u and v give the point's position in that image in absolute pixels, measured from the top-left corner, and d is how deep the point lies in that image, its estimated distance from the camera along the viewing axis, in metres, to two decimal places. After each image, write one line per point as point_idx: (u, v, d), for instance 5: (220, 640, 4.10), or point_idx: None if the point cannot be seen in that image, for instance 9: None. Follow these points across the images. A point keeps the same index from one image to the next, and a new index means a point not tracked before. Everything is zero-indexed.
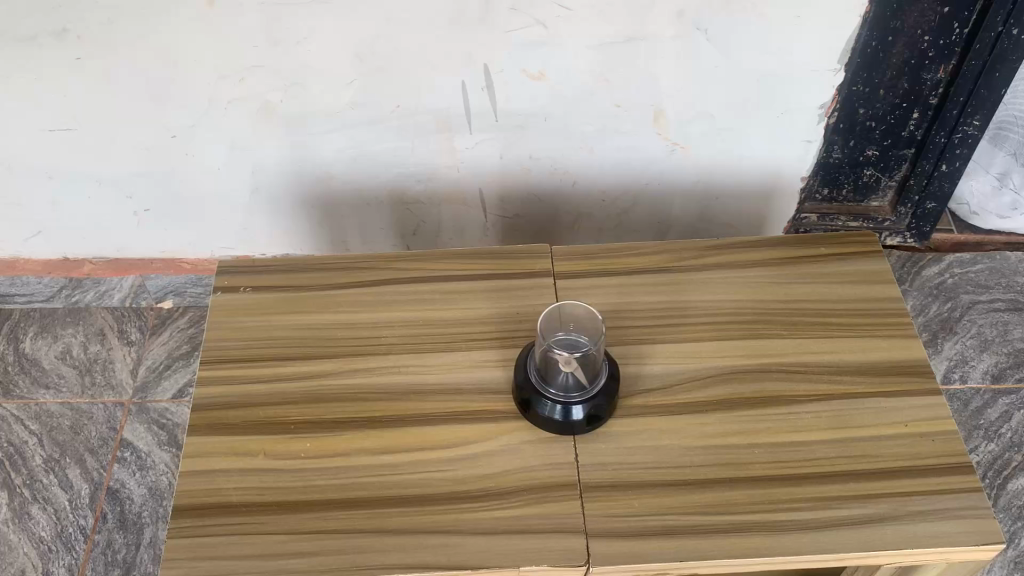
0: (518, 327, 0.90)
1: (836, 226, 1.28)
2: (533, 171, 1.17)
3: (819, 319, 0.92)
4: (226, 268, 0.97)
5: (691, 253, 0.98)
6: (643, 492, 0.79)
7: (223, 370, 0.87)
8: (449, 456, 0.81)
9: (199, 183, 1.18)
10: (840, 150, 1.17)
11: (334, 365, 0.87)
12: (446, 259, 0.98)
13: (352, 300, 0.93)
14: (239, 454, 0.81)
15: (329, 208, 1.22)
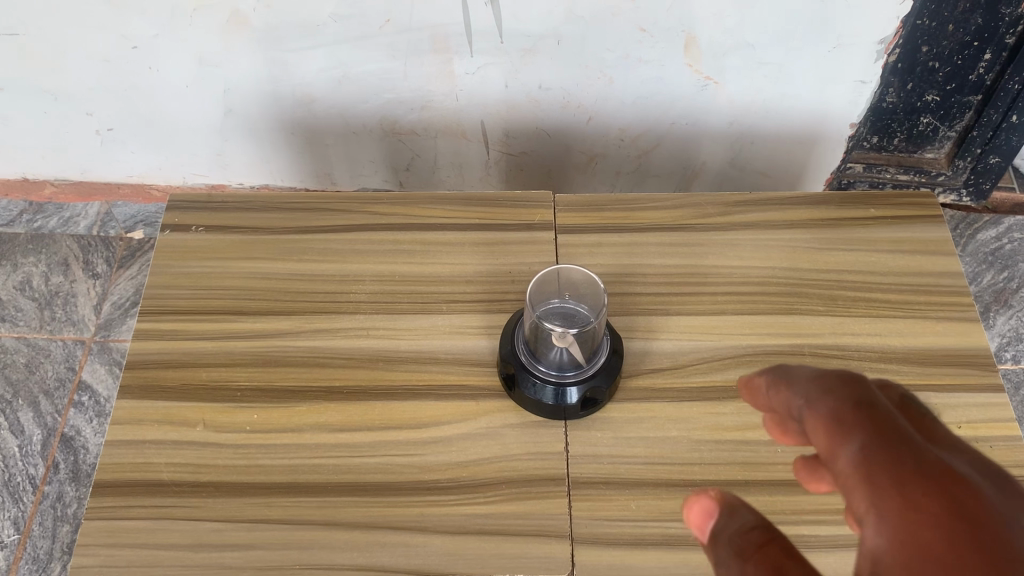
0: (510, 290, 0.78)
1: (882, 178, 1.13)
2: (541, 103, 1.02)
3: (863, 294, 0.78)
4: (177, 203, 0.84)
5: (716, 209, 0.84)
6: (642, 493, 0.67)
7: (163, 324, 0.75)
8: (417, 438, 0.69)
9: (167, 103, 1.05)
10: (897, 93, 1.01)
11: (292, 323, 0.75)
12: (431, 205, 0.85)
13: (318, 247, 0.81)
14: (174, 424, 0.70)
15: (312, 135, 1.09)
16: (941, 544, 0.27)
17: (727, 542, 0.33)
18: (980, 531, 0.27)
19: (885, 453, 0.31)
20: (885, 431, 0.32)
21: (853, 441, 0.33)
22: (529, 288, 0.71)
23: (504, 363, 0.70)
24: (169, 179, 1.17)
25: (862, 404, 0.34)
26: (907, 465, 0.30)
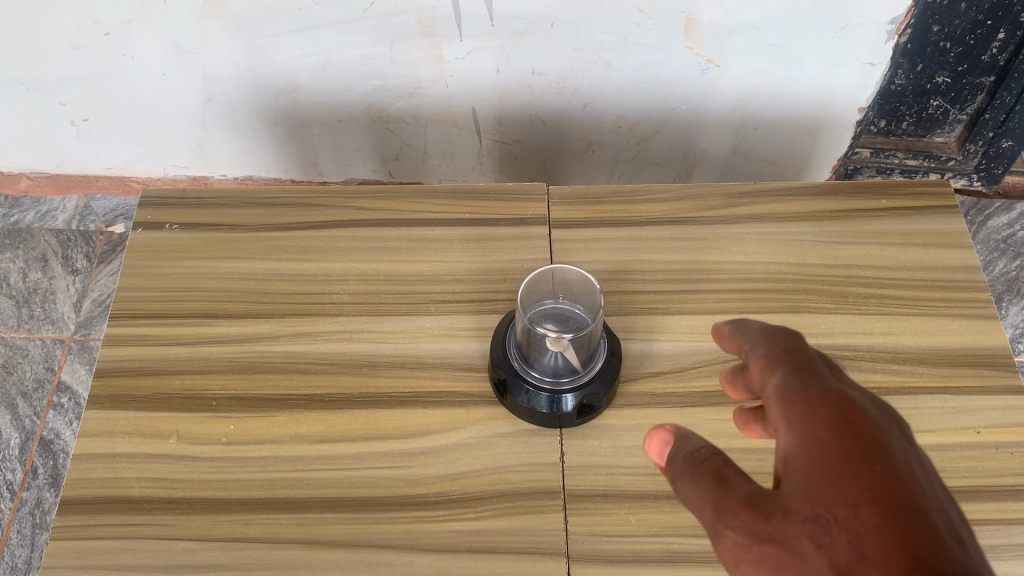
0: (501, 289, 0.74)
1: (891, 163, 1.08)
2: (535, 89, 0.98)
3: (874, 291, 0.74)
4: (150, 198, 0.80)
5: (718, 201, 0.80)
6: (642, 506, 0.63)
7: (134, 328, 0.71)
8: (403, 449, 0.65)
9: (144, 93, 1.00)
10: (905, 75, 0.94)
11: (271, 326, 0.71)
12: (418, 198, 0.80)
13: (299, 245, 0.77)
14: (146, 436, 0.66)
15: (296, 124, 1.04)
16: (827, 437, 0.36)
17: (682, 459, 0.42)
18: (856, 426, 0.37)
19: (798, 381, 0.40)
20: (801, 366, 0.41)
21: (774, 372, 0.42)
22: (522, 289, 0.67)
23: (497, 368, 0.66)
24: (149, 170, 1.14)
25: (786, 351, 0.43)
26: (808, 385, 0.40)
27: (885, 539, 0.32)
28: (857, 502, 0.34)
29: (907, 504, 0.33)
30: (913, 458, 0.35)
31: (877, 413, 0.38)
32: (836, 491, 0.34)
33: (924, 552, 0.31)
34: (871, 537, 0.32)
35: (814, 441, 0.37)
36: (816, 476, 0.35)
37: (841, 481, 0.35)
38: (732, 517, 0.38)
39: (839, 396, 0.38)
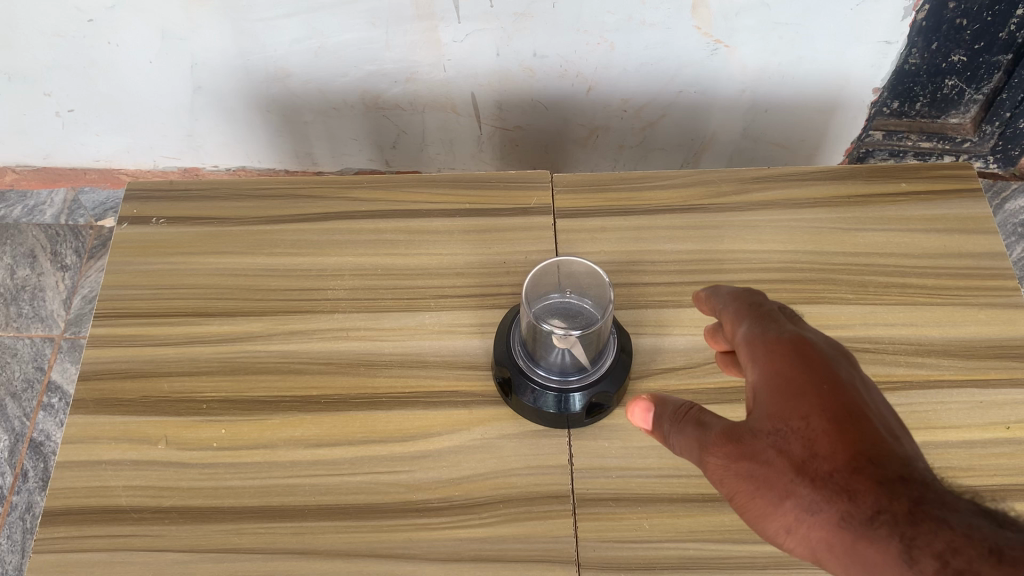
0: (504, 282, 0.70)
1: (904, 146, 1.05)
2: (536, 72, 0.94)
3: (896, 280, 0.71)
4: (135, 191, 0.77)
5: (730, 187, 0.77)
6: (656, 510, 0.60)
7: (120, 328, 0.68)
8: (403, 453, 0.62)
9: (130, 83, 0.97)
10: (920, 54, 0.91)
11: (263, 325, 0.68)
12: (415, 188, 0.77)
13: (292, 238, 0.73)
14: (133, 442, 0.63)
15: (289, 112, 1.01)
16: (783, 367, 0.45)
17: (670, 413, 0.48)
18: (809, 359, 0.45)
19: (759, 330, 0.48)
20: (762, 317, 0.49)
21: (743, 324, 0.50)
22: (526, 282, 0.63)
23: (500, 365, 0.63)
24: (138, 162, 1.10)
25: (751, 306, 0.51)
26: (768, 331, 0.48)
27: (838, 442, 0.41)
28: (810, 416, 0.42)
29: (853, 415, 0.42)
30: (856, 381, 0.44)
31: (824, 347, 0.46)
32: (796, 409, 0.43)
33: (869, 451, 0.40)
34: (824, 441, 0.41)
35: (777, 374, 0.44)
36: (779, 400, 0.43)
37: (799, 401, 0.43)
38: (712, 446, 0.45)
39: (794, 337, 0.46)
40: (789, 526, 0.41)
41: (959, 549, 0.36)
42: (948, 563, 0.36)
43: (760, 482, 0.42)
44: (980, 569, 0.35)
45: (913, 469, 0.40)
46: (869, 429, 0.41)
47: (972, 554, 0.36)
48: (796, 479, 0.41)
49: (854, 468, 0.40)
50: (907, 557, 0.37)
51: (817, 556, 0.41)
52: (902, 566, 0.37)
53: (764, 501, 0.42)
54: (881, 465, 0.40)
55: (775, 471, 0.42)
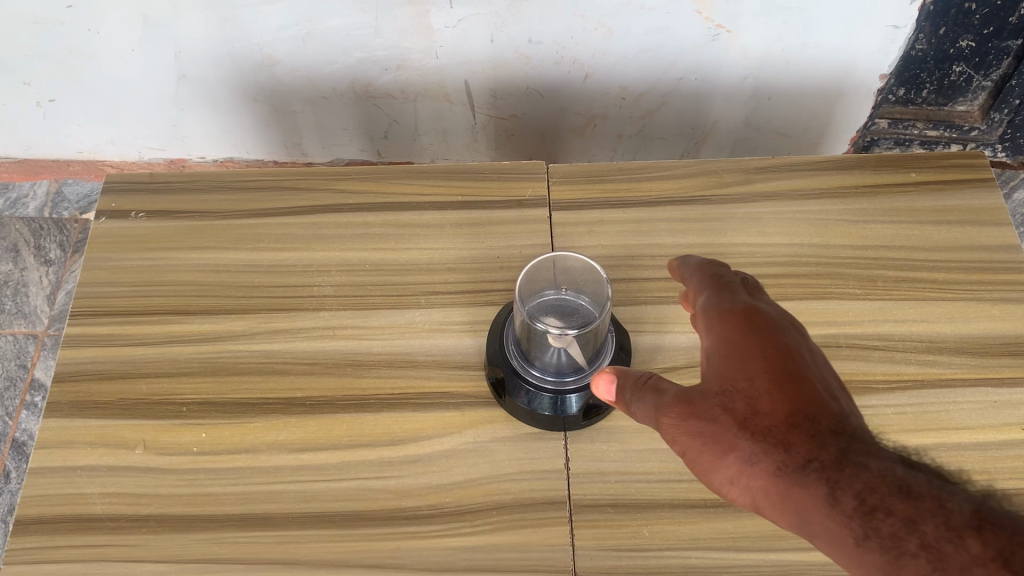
0: (498, 278, 0.68)
1: (909, 134, 1.01)
2: (532, 58, 0.90)
3: (906, 274, 0.68)
4: (113, 184, 0.74)
5: (732, 177, 0.74)
6: (656, 516, 0.57)
7: (96, 328, 0.65)
8: (392, 457, 0.59)
9: (112, 72, 0.93)
10: (927, 40, 0.87)
11: (246, 323, 0.65)
12: (405, 180, 0.74)
13: (276, 233, 0.70)
14: (109, 446, 0.60)
15: (277, 101, 0.98)
16: (734, 334, 0.46)
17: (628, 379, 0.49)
18: (757, 326, 0.46)
19: (716, 299, 0.49)
20: (719, 288, 0.51)
21: (703, 295, 0.51)
22: (521, 278, 0.60)
23: (494, 364, 0.60)
24: (122, 153, 1.08)
25: (710, 277, 0.52)
26: (722, 300, 0.49)
27: (779, 400, 0.43)
28: (755, 377, 0.44)
29: (794, 378, 0.44)
30: (800, 346, 0.46)
31: (772, 315, 0.48)
32: (742, 369, 0.44)
33: (806, 409, 0.42)
34: (766, 399, 0.43)
35: (727, 338, 0.46)
36: (728, 362, 0.45)
37: (746, 362, 0.44)
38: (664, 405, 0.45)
39: (745, 306, 0.48)
40: (732, 479, 0.42)
41: (881, 492, 0.38)
42: (871, 504, 0.38)
43: (707, 437, 0.43)
44: (896, 508, 0.38)
45: (843, 424, 0.42)
46: (808, 389, 0.43)
47: (890, 495, 0.38)
48: (739, 433, 0.42)
49: (792, 424, 0.42)
50: (836, 501, 0.39)
51: (756, 506, 0.42)
52: (831, 511, 0.39)
53: (708, 455, 0.43)
54: (815, 421, 0.42)
55: (720, 426, 0.43)
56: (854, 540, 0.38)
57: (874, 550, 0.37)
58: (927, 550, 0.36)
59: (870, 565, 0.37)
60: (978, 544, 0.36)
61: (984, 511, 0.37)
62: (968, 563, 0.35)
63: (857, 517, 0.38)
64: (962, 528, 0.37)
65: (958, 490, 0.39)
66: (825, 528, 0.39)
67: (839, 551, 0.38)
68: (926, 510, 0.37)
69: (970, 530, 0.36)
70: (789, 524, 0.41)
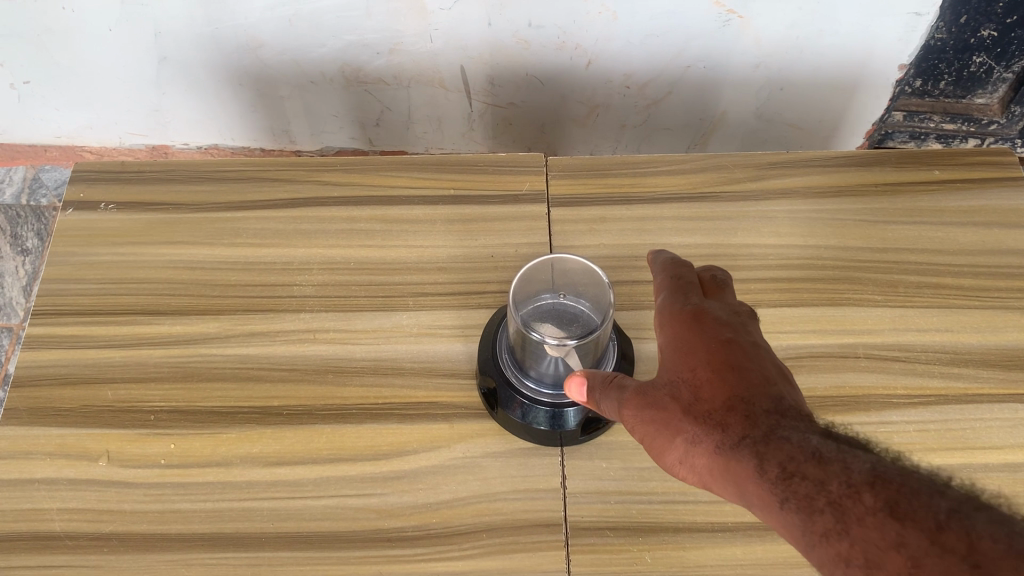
0: (492, 279, 0.63)
1: (925, 127, 0.96)
2: (531, 43, 0.85)
3: (928, 279, 0.63)
4: (82, 173, 0.69)
5: (743, 173, 0.69)
6: (659, 542, 0.53)
7: (60, 328, 0.61)
8: (375, 473, 0.55)
9: (87, 54, 0.89)
10: (947, 28, 0.81)
11: (221, 325, 0.61)
12: (394, 172, 0.70)
13: (255, 228, 0.66)
14: (70, 457, 0.56)
15: (264, 86, 0.93)
16: (679, 328, 0.46)
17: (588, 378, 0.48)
18: (702, 318, 0.46)
19: (670, 296, 0.49)
20: (674, 283, 0.50)
21: (661, 295, 0.50)
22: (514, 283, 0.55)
23: (486, 376, 0.56)
24: (102, 139, 1.03)
25: (668, 277, 0.51)
26: (675, 302, 0.48)
27: (718, 383, 0.42)
28: (696, 365, 0.43)
29: (734, 362, 0.43)
30: (747, 333, 0.45)
31: (723, 312, 0.47)
32: (688, 361, 0.43)
33: (743, 391, 0.41)
34: (706, 385, 0.42)
35: (676, 335, 0.45)
36: (677, 357, 0.44)
37: (691, 354, 0.44)
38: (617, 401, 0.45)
39: (697, 305, 0.47)
40: (681, 460, 0.41)
41: (796, 458, 0.37)
42: (787, 470, 0.37)
43: (654, 426, 0.42)
44: (807, 470, 0.36)
45: (781, 401, 0.41)
46: (746, 372, 0.42)
47: (802, 459, 0.37)
48: (682, 419, 0.41)
49: (728, 405, 0.41)
50: (759, 470, 0.37)
51: (706, 486, 0.41)
52: (754, 479, 0.37)
53: (657, 444, 0.42)
54: (750, 400, 0.41)
55: (667, 413, 0.42)
56: (774, 505, 0.36)
57: (788, 512, 0.36)
58: (829, 505, 0.35)
59: (787, 528, 0.36)
60: (872, 496, 0.34)
61: (888, 469, 0.35)
62: (862, 514, 0.34)
63: (774, 483, 0.36)
64: (859, 484, 0.35)
65: (874, 454, 0.37)
66: (752, 495, 0.37)
67: (766, 517, 0.37)
68: (832, 470, 0.36)
69: (867, 485, 0.34)
70: (732, 498, 0.39)
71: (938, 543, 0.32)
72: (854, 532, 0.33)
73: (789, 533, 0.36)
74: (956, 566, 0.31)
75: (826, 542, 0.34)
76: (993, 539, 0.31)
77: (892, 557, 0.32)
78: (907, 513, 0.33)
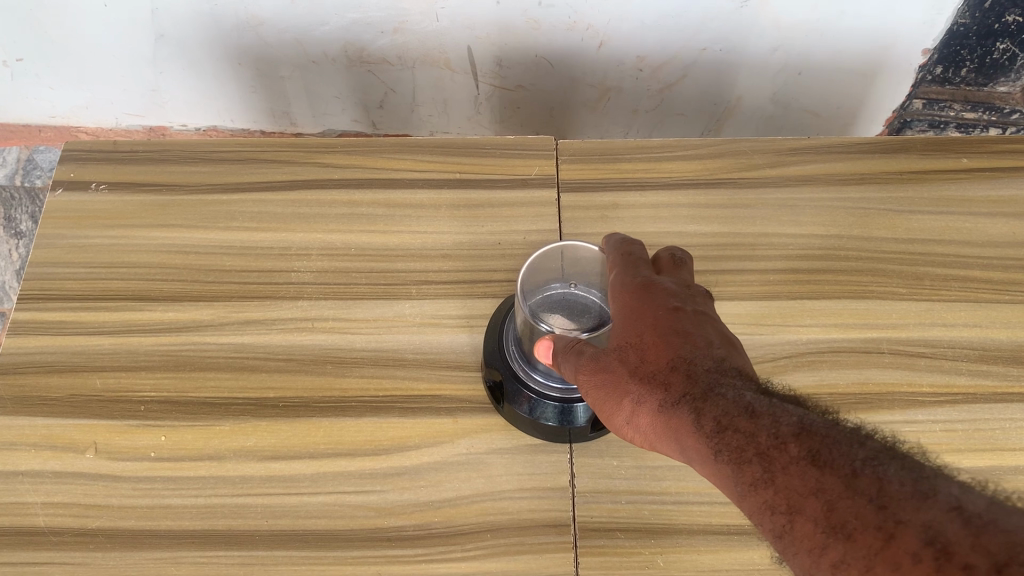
0: (498, 267, 0.61)
1: (945, 116, 0.92)
2: (541, 22, 0.82)
3: (956, 272, 0.60)
4: (73, 151, 0.67)
5: (763, 159, 0.66)
6: (672, 545, 0.50)
7: (47, 313, 0.58)
8: (374, 469, 0.52)
9: (81, 30, 0.86)
10: (971, 13, 0.78)
11: (215, 313, 0.58)
12: (397, 155, 0.67)
13: (252, 211, 0.63)
14: (56, 449, 0.53)
15: (264, 65, 0.90)
16: (627, 298, 0.45)
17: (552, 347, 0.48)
18: (650, 287, 0.45)
19: (621, 268, 0.48)
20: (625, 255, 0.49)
21: (613, 272, 0.49)
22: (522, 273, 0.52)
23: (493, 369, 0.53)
24: (98, 119, 1.01)
25: (617, 254, 0.50)
26: (625, 275, 0.47)
27: (663, 346, 0.42)
28: (643, 330, 0.43)
29: (679, 327, 0.43)
30: (693, 301, 0.45)
31: (673, 284, 0.46)
32: (634, 327, 0.43)
33: (686, 352, 0.41)
34: (652, 347, 0.42)
35: (625, 303, 0.45)
36: (626, 322, 0.44)
37: (638, 319, 0.44)
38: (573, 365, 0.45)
39: (646, 276, 0.47)
40: (630, 421, 0.42)
41: (729, 412, 0.37)
42: (722, 423, 0.37)
43: (608, 388, 0.43)
44: (739, 424, 0.37)
45: (722, 361, 0.41)
46: (690, 336, 0.42)
47: (734, 413, 0.37)
48: (630, 380, 0.42)
49: (671, 366, 0.41)
50: (697, 425, 0.38)
51: (655, 446, 0.42)
52: (693, 433, 0.38)
53: (610, 405, 0.43)
54: (691, 361, 0.41)
55: (616, 375, 0.42)
56: (709, 457, 0.37)
57: (721, 463, 0.36)
58: (757, 455, 0.35)
59: (721, 480, 0.37)
60: (797, 447, 0.35)
61: (814, 421, 0.36)
62: (788, 462, 0.35)
63: (709, 437, 0.37)
64: (786, 435, 0.36)
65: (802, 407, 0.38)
66: (692, 450, 0.38)
67: (704, 469, 0.38)
68: (762, 423, 0.36)
69: (793, 436, 0.35)
70: (675, 454, 0.40)
71: (852, 487, 0.33)
72: (780, 480, 0.34)
73: (724, 483, 0.36)
74: (866, 508, 0.32)
75: (755, 490, 0.35)
76: (900, 483, 0.32)
77: (812, 502, 0.33)
78: (827, 461, 0.34)
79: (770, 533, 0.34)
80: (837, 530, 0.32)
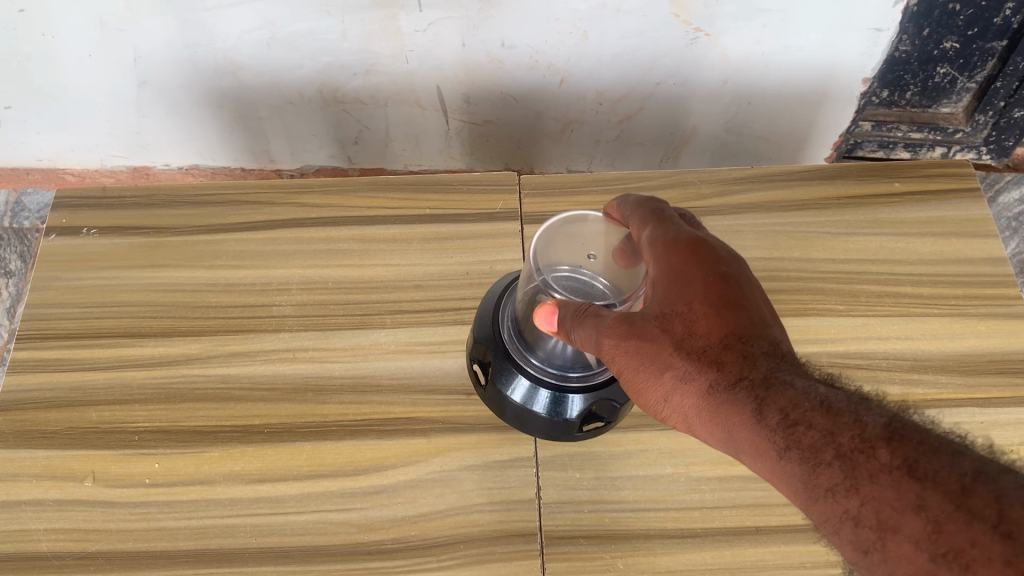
0: (467, 296, 0.65)
1: (894, 137, 0.98)
2: (505, 63, 0.87)
3: (889, 289, 0.65)
4: (65, 198, 0.71)
5: (712, 188, 0.71)
6: (632, 549, 0.54)
7: (44, 352, 0.62)
8: (355, 489, 0.56)
9: (69, 79, 0.90)
10: (911, 41, 0.84)
11: (202, 346, 0.62)
12: (371, 193, 0.71)
13: (235, 250, 0.68)
14: (56, 479, 0.57)
15: (243, 107, 0.94)
16: (672, 264, 0.48)
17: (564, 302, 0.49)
18: (697, 255, 0.48)
19: (660, 232, 0.51)
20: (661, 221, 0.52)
21: (647, 228, 0.52)
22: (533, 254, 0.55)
23: (489, 350, 0.56)
24: (84, 160, 1.05)
25: (650, 213, 0.53)
26: (665, 234, 0.50)
27: (715, 323, 0.45)
28: (693, 301, 0.46)
29: (728, 303, 0.45)
30: (739, 275, 0.48)
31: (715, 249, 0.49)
32: (681, 295, 0.46)
33: (741, 332, 0.44)
34: (702, 322, 0.45)
35: (667, 266, 0.48)
36: (671, 286, 0.47)
37: (685, 289, 0.46)
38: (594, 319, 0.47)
39: (689, 239, 0.49)
40: (666, 396, 0.45)
41: (802, 406, 0.41)
42: (790, 416, 0.41)
43: (646, 358, 0.45)
44: (814, 419, 0.40)
45: (777, 346, 0.44)
46: (742, 314, 0.45)
47: (810, 409, 0.41)
48: (674, 354, 0.44)
49: (725, 345, 0.44)
50: (759, 414, 0.41)
51: (688, 421, 0.45)
52: (754, 424, 0.41)
53: (644, 376, 0.45)
54: (747, 343, 0.44)
55: (656, 345, 0.45)
56: (774, 450, 0.41)
57: (790, 461, 0.40)
58: (840, 458, 0.39)
59: (791, 475, 0.40)
60: (888, 454, 0.38)
61: (898, 426, 0.40)
62: (876, 471, 0.38)
63: (776, 428, 0.41)
64: (874, 440, 0.39)
65: (880, 407, 0.42)
66: (745, 439, 0.42)
67: (760, 459, 0.42)
68: (843, 422, 0.40)
69: (882, 442, 0.39)
70: (715, 434, 0.44)
71: (962, 508, 0.36)
72: (866, 490, 0.38)
73: (792, 482, 0.40)
74: (981, 535, 0.34)
75: (833, 497, 0.39)
76: (1016, 508, 0.35)
77: (909, 519, 0.36)
78: (925, 475, 0.37)
79: (853, 542, 0.38)
80: (946, 556, 0.35)
